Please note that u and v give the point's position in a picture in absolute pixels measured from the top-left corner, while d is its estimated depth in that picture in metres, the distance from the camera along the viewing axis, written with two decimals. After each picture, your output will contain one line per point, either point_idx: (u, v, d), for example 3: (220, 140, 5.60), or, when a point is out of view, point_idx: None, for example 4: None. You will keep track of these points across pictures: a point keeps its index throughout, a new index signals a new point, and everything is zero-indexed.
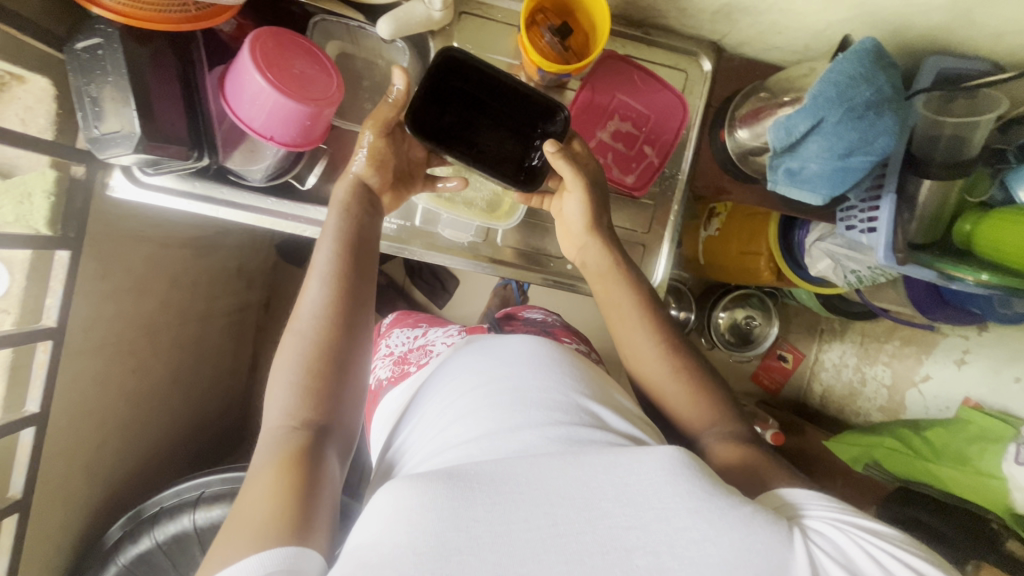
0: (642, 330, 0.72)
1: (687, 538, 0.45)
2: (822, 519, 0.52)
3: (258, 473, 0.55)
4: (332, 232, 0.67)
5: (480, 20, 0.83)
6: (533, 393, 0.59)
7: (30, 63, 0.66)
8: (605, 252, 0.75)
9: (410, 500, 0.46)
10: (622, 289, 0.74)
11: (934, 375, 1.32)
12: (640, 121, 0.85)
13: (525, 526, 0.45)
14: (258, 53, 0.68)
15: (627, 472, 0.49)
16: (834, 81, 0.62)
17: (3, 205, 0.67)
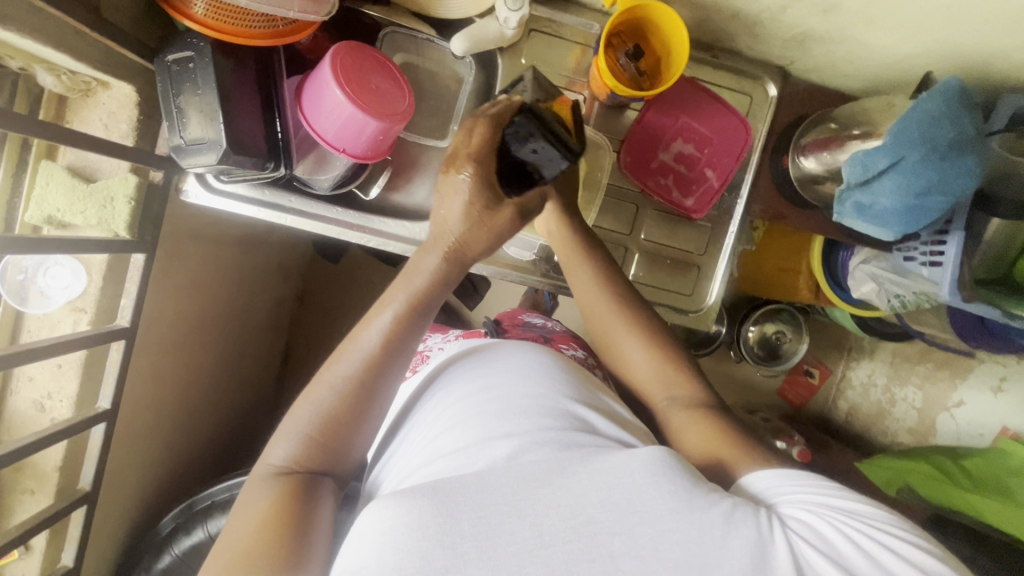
0: (618, 326, 0.71)
1: (672, 540, 0.43)
2: (800, 506, 0.49)
3: (247, 510, 0.53)
4: (414, 287, 0.61)
5: (549, 38, 0.83)
6: (520, 396, 0.56)
7: (120, 71, 0.67)
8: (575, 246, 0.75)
9: (395, 516, 0.45)
10: (586, 282, 0.74)
11: (968, 402, 1.30)
12: (702, 143, 0.84)
13: (510, 540, 0.43)
14: (339, 68, 0.69)
15: (611, 476, 0.47)
16: (917, 120, 0.62)
17: (88, 209, 0.69)
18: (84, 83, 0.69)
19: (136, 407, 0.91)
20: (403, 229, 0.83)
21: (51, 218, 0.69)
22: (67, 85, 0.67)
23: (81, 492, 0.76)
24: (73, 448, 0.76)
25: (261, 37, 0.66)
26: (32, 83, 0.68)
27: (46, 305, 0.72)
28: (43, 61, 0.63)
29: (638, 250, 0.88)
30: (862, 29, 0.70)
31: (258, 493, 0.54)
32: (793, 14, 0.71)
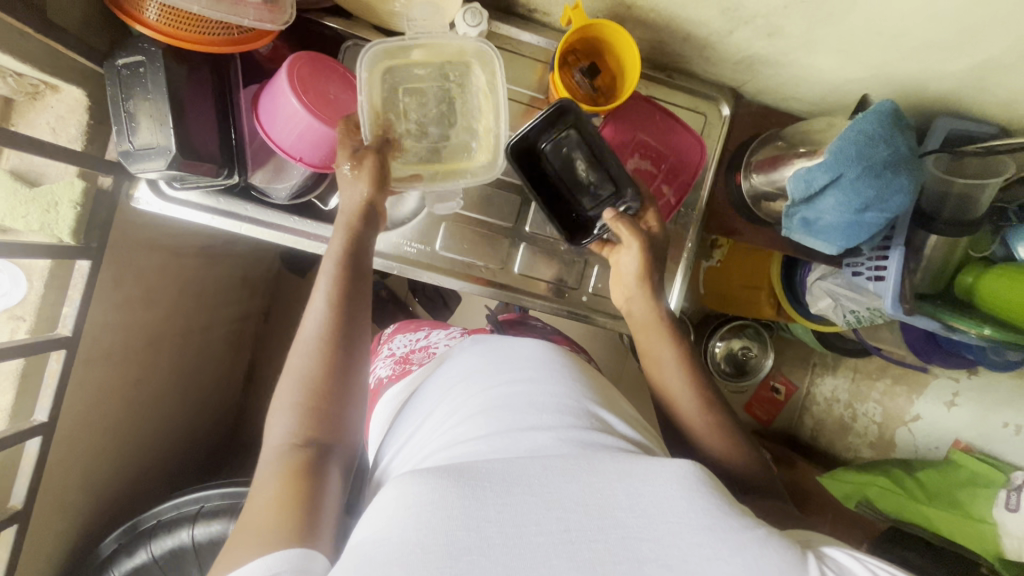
0: (678, 378, 0.70)
1: (701, 555, 0.41)
2: (840, 549, 0.47)
3: (263, 487, 0.56)
4: (336, 253, 0.67)
5: (509, 54, 0.85)
6: (545, 395, 0.56)
7: (69, 75, 0.66)
8: (651, 303, 0.74)
9: (419, 495, 0.44)
10: (670, 357, 0.71)
11: (925, 415, 1.36)
12: (659, 159, 0.86)
13: (536, 530, 0.42)
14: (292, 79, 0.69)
15: (641, 483, 0.45)
16: (852, 139, 0.65)
17: (31, 213, 0.67)
18: (32, 86, 0.68)
19: (76, 421, 0.87)
20: None
21: None
22: (14, 88, 0.66)
23: (12, 510, 0.72)
24: (6, 463, 0.72)
25: (217, 44, 0.66)
26: None
27: None
28: None
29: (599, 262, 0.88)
30: (804, 52, 0.73)
31: (265, 474, 0.57)
32: (739, 37, 0.74)
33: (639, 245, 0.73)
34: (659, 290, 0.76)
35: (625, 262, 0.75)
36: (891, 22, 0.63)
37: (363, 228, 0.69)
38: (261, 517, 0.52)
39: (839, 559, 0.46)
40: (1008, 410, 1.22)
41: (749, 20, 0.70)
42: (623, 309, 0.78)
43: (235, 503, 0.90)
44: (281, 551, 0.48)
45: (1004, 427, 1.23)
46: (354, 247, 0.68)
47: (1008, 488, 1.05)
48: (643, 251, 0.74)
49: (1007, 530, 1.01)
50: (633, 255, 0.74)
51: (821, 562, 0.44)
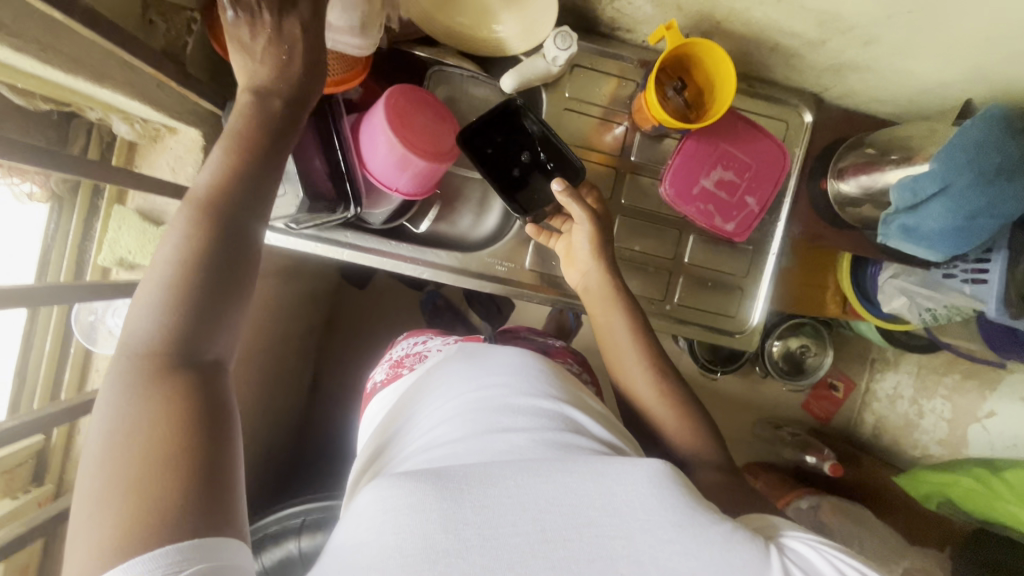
0: (633, 349, 0.73)
1: (671, 551, 0.42)
2: (800, 539, 0.48)
3: (121, 433, 0.42)
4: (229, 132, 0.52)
5: (588, 71, 0.87)
6: (514, 398, 0.56)
7: (189, 117, 0.69)
8: (606, 277, 0.76)
9: (396, 501, 0.43)
10: (621, 326, 0.74)
11: (999, 411, 1.32)
12: (741, 169, 0.87)
13: (512, 532, 0.42)
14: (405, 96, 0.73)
15: (613, 480, 0.45)
16: (961, 146, 0.65)
17: (159, 249, 0.71)
18: (154, 130, 0.71)
19: None
20: (454, 259, 0.89)
21: (121, 260, 0.71)
22: (139, 133, 0.70)
23: None
24: None
25: None
26: (104, 130, 0.71)
27: (114, 344, 0.73)
28: (119, 111, 0.66)
29: (681, 274, 0.91)
30: (901, 57, 0.72)
31: (120, 392, 0.44)
32: (834, 46, 0.74)
33: (591, 223, 0.75)
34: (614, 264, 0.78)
35: (578, 240, 0.78)
36: (1005, 25, 0.62)
37: (280, 122, 0.54)
38: (140, 460, 0.41)
39: (800, 551, 0.46)
40: None
41: (846, 30, 0.70)
42: (580, 287, 0.80)
43: (333, 515, 0.96)
44: (186, 537, 0.39)
45: None
46: (260, 122, 0.53)
47: None
48: (595, 229, 0.76)
49: None
50: (584, 233, 0.76)
51: (782, 556, 0.45)
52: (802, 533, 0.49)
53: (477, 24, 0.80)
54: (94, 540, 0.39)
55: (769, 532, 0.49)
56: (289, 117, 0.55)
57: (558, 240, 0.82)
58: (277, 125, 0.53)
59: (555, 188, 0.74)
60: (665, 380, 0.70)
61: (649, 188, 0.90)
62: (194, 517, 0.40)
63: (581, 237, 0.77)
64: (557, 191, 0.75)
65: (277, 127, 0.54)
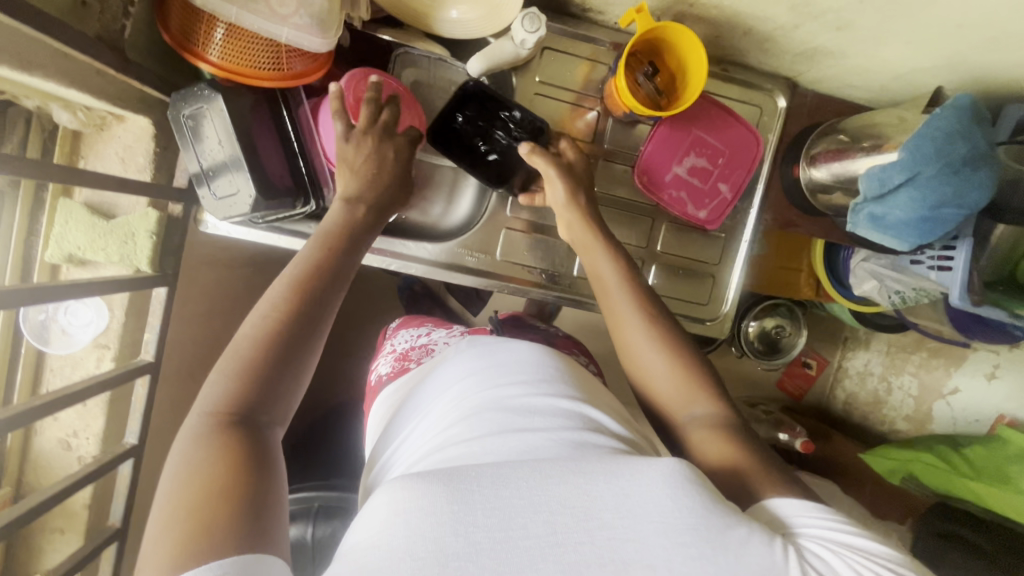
0: (617, 292, 0.68)
1: (685, 554, 0.41)
2: (815, 540, 0.45)
3: (185, 469, 0.46)
4: (324, 232, 0.64)
5: (560, 55, 0.84)
6: (530, 397, 0.55)
7: (136, 105, 0.66)
8: (582, 224, 0.73)
9: (410, 502, 0.42)
10: (608, 268, 0.70)
11: (963, 388, 1.36)
12: (715, 156, 0.86)
13: (524, 534, 0.41)
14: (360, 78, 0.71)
15: (627, 481, 0.44)
16: (930, 136, 0.64)
17: (110, 244, 0.68)
18: (100, 117, 0.67)
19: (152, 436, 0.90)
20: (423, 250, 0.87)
21: (71, 256, 0.68)
22: (82, 121, 0.66)
23: (112, 528, 0.75)
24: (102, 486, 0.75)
25: (268, 78, 0.66)
26: (45, 120, 0.67)
27: (69, 344, 0.71)
28: (59, 98, 0.62)
29: (655, 262, 0.90)
30: (873, 43, 0.71)
31: (184, 446, 0.48)
32: (806, 31, 0.72)
33: (561, 177, 0.74)
34: (592, 211, 0.75)
35: (552, 193, 0.76)
36: (974, 12, 0.61)
37: (373, 222, 0.67)
38: (194, 493, 0.44)
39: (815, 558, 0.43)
40: None
41: (819, 15, 0.68)
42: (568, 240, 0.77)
43: (308, 506, 0.96)
44: (228, 554, 0.41)
45: None
46: (346, 233, 0.64)
47: None
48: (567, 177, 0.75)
49: None
50: (558, 187, 0.75)
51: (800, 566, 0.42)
52: (817, 529, 0.46)
53: (442, 5, 0.76)
54: (152, 559, 0.41)
55: (778, 521, 0.48)
56: (371, 220, 0.67)
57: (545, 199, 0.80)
58: (364, 226, 0.66)
59: (521, 149, 0.75)
60: (651, 322, 0.66)
61: (622, 176, 0.89)
62: (235, 538, 0.42)
63: (556, 189, 0.75)
64: (525, 151, 0.75)
65: (361, 230, 0.66)
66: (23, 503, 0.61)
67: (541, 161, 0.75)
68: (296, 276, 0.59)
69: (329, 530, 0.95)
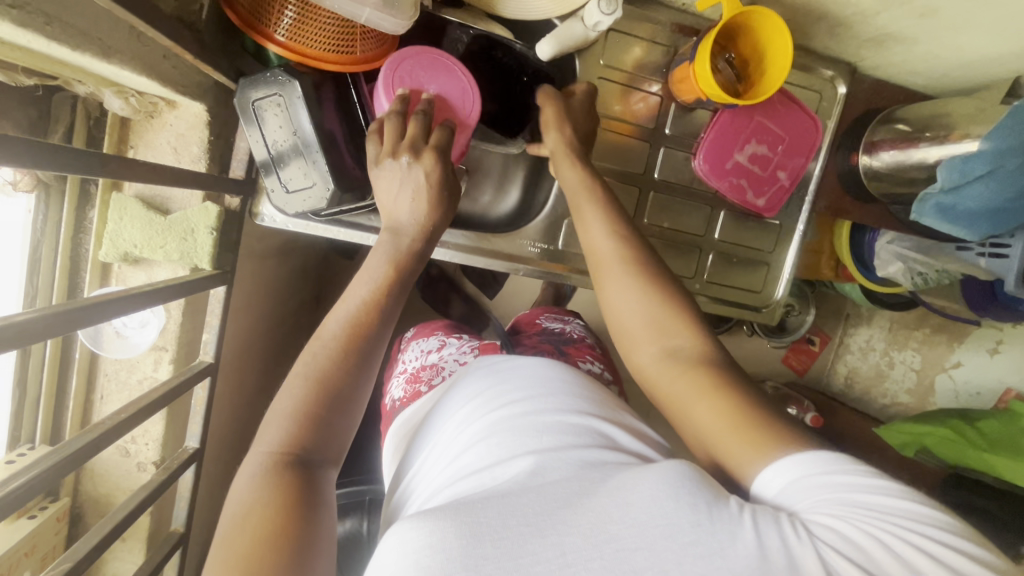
0: (597, 219, 0.67)
1: (695, 554, 0.38)
2: (819, 504, 0.41)
3: (233, 517, 0.46)
4: (374, 276, 0.59)
5: (623, 37, 0.81)
6: (536, 414, 0.53)
7: (193, 91, 0.61)
8: (572, 166, 0.72)
9: (420, 541, 0.41)
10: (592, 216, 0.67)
11: (965, 362, 1.43)
12: (775, 142, 0.85)
13: (533, 560, 0.39)
14: (388, 76, 0.64)
15: (631, 492, 0.42)
16: (1017, 129, 0.65)
17: (169, 242, 0.64)
18: (151, 104, 0.62)
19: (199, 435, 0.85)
20: (485, 242, 0.85)
21: (126, 255, 0.64)
22: (134, 108, 0.61)
23: (176, 535, 0.72)
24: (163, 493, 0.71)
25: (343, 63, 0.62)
26: (91, 106, 0.61)
27: (126, 347, 0.67)
28: (113, 83, 0.57)
29: (712, 250, 0.90)
30: (952, 31, 0.70)
31: (241, 490, 0.47)
32: (885, 18, 0.71)
33: (557, 116, 0.73)
34: (584, 158, 0.73)
35: (550, 140, 0.74)
36: None
37: (422, 245, 0.62)
38: (245, 541, 0.43)
39: (820, 522, 0.40)
40: None
41: (905, 2, 0.67)
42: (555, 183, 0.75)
43: (359, 500, 0.95)
44: None
45: None
46: (403, 264, 0.60)
47: None
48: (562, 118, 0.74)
49: None
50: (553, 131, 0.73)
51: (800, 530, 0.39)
52: (819, 492, 0.43)
53: None
54: None
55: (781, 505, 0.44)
56: (421, 250, 0.62)
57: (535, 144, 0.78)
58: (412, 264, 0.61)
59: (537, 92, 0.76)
60: (627, 254, 0.63)
61: (682, 163, 0.88)
62: None
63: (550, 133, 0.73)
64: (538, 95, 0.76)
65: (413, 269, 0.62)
66: (98, 520, 0.58)
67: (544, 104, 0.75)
68: (351, 317, 0.56)
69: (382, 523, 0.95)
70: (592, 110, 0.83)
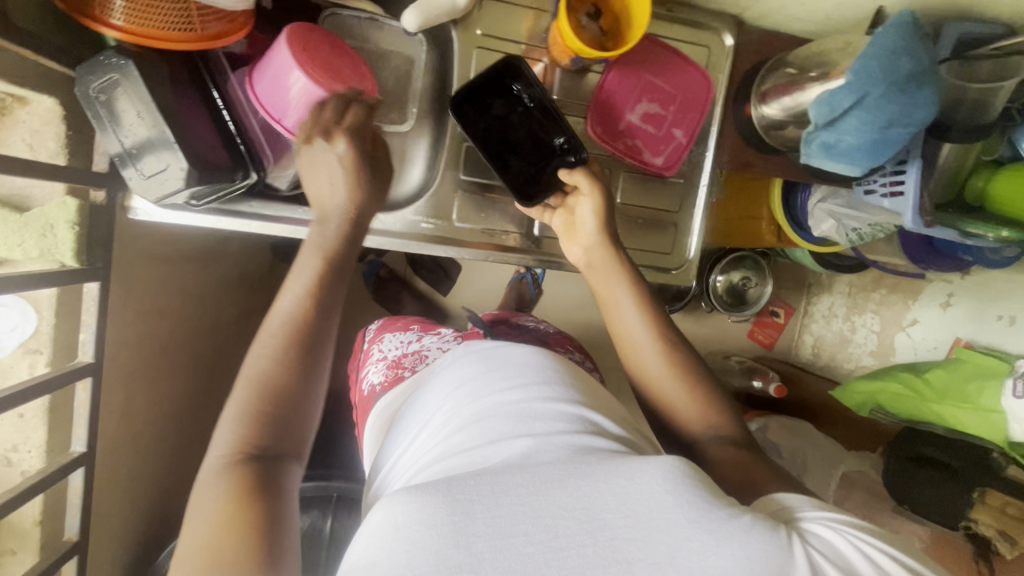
0: (630, 304, 0.70)
1: (690, 548, 0.39)
2: (819, 520, 0.45)
3: (206, 508, 0.47)
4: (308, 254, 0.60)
5: (500, 5, 0.81)
6: (522, 393, 0.52)
7: (38, 83, 0.60)
8: (608, 252, 0.74)
9: (409, 516, 0.40)
10: (627, 301, 0.71)
11: (921, 318, 1.41)
12: (667, 100, 0.84)
13: (526, 540, 0.39)
14: (286, 54, 0.65)
15: (624, 481, 0.42)
16: (875, 56, 0.63)
17: (27, 239, 0.63)
18: None
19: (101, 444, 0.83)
20: (378, 223, 0.84)
21: None
22: None
23: (70, 543, 0.71)
24: (53, 500, 0.70)
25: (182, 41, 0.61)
26: None
27: None
28: None
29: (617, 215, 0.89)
30: None
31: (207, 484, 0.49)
32: None
33: (597, 193, 0.74)
34: (616, 237, 0.76)
35: (584, 213, 0.76)
36: None
37: (352, 233, 0.62)
38: (216, 529, 0.45)
39: (821, 534, 0.43)
40: (1000, 303, 1.26)
41: None
42: (582, 263, 0.78)
43: None
44: None
45: (997, 320, 1.26)
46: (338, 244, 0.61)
47: (1013, 375, 1.08)
48: (600, 200, 0.75)
49: (1015, 416, 1.05)
50: (590, 205, 0.75)
51: (805, 542, 0.42)
52: (820, 512, 0.46)
53: None
54: None
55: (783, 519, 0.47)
56: (350, 233, 0.62)
57: (557, 216, 0.79)
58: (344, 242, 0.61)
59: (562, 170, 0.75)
60: (663, 340, 0.67)
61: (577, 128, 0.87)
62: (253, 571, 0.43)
63: (589, 221, 0.75)
64: (565, 171, 0.75)
65: (350, 247, 0.62)
66: None
67: (581, 177, 0.75)
68: (290, 311, 0.56)
69: (309, 521, 0.92)
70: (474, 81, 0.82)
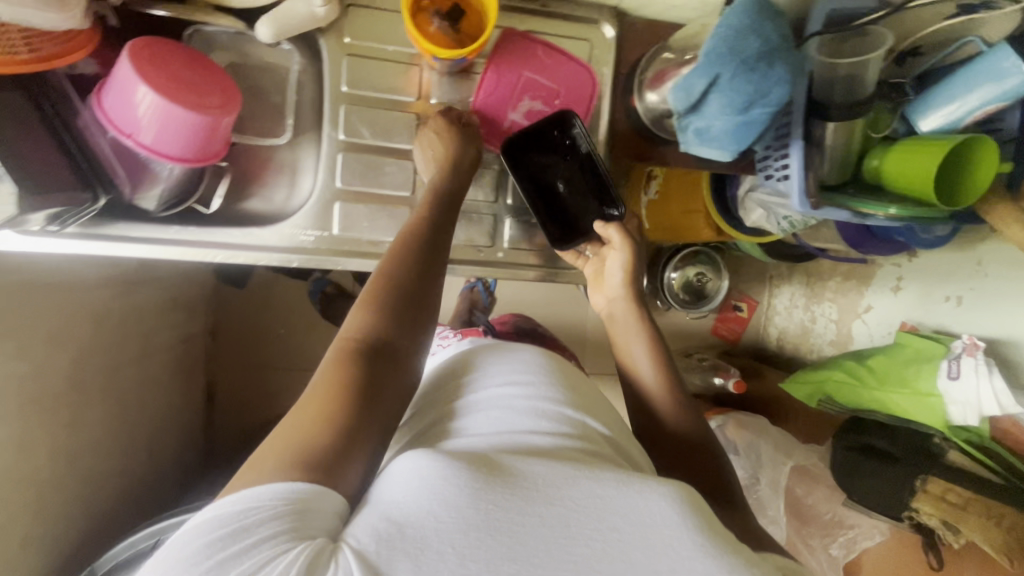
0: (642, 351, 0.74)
1: (687, 567, 0.41)
2: None
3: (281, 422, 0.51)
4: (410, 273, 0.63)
5: (366, 11, 0.79)
6: (543, 402, 0.55)
7: None
8: (632, 309, 0.78)
9: (436, 476, 0.44)
10: (638, 349, 0.74)
11: (875, 304, 1.32)
12: (551, 96, 0.83)
13: (541, 522, 0.42)
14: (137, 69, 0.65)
15: (635, 497, 0.45)
16: (722, 36, 0.61)
17: None
18: None
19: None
20: (255, 237, 0.79)
21: None
22: None
23: None
24: None
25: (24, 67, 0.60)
26: None
27: None
28: None
29: (507, 215, 0.87)
30: None
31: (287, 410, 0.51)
32: None
33: (625, 250, 0.80)
34: (642, 297, 0.80)
35: (613, 265, 0.81)
36: None
37: (434, 272, 0.65)
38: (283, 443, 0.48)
39: None
40: (950, 282, 1.15)
41: None
42: (604, 312, 0.82)
43: None
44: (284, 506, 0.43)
45: (946, 301, 1.16)
46: (419, 271, 0.64)
47: (949, 356, 1.04)
48: (629, 258, 0.81)
49: (953, 399, 1.02)
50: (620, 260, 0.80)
51: None
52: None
53: None
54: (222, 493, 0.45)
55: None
56: (425, 286, 0.63)
57: (588, 265, 0.85)
58: (415, 301, 0.61)
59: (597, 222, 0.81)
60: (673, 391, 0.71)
61: None
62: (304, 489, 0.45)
63: (618, 274, 0.81)
64: (600, 223, 0.81)
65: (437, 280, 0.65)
66: None
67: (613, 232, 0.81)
68: (395, 296, 0.60)
69: None
70: (346, 87, 0.80)
